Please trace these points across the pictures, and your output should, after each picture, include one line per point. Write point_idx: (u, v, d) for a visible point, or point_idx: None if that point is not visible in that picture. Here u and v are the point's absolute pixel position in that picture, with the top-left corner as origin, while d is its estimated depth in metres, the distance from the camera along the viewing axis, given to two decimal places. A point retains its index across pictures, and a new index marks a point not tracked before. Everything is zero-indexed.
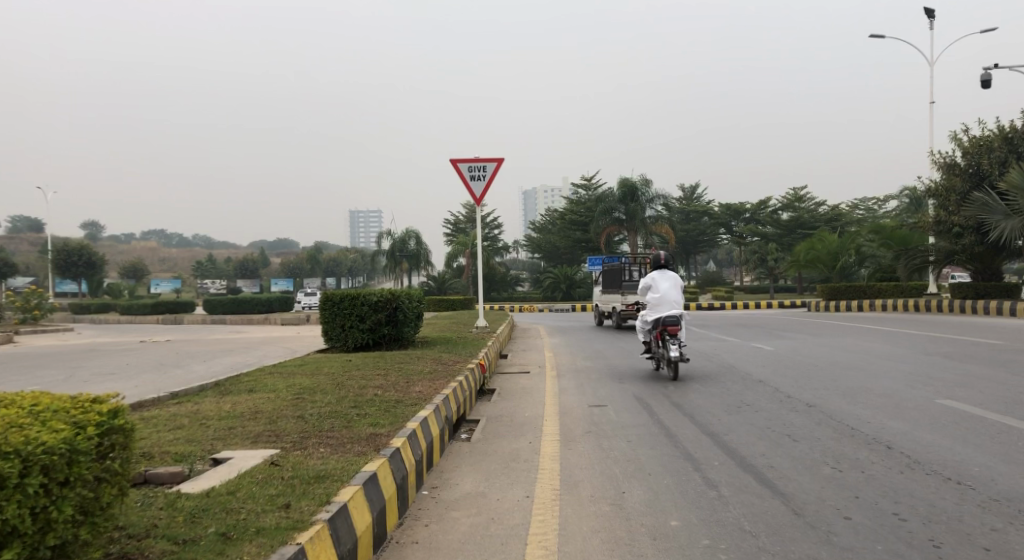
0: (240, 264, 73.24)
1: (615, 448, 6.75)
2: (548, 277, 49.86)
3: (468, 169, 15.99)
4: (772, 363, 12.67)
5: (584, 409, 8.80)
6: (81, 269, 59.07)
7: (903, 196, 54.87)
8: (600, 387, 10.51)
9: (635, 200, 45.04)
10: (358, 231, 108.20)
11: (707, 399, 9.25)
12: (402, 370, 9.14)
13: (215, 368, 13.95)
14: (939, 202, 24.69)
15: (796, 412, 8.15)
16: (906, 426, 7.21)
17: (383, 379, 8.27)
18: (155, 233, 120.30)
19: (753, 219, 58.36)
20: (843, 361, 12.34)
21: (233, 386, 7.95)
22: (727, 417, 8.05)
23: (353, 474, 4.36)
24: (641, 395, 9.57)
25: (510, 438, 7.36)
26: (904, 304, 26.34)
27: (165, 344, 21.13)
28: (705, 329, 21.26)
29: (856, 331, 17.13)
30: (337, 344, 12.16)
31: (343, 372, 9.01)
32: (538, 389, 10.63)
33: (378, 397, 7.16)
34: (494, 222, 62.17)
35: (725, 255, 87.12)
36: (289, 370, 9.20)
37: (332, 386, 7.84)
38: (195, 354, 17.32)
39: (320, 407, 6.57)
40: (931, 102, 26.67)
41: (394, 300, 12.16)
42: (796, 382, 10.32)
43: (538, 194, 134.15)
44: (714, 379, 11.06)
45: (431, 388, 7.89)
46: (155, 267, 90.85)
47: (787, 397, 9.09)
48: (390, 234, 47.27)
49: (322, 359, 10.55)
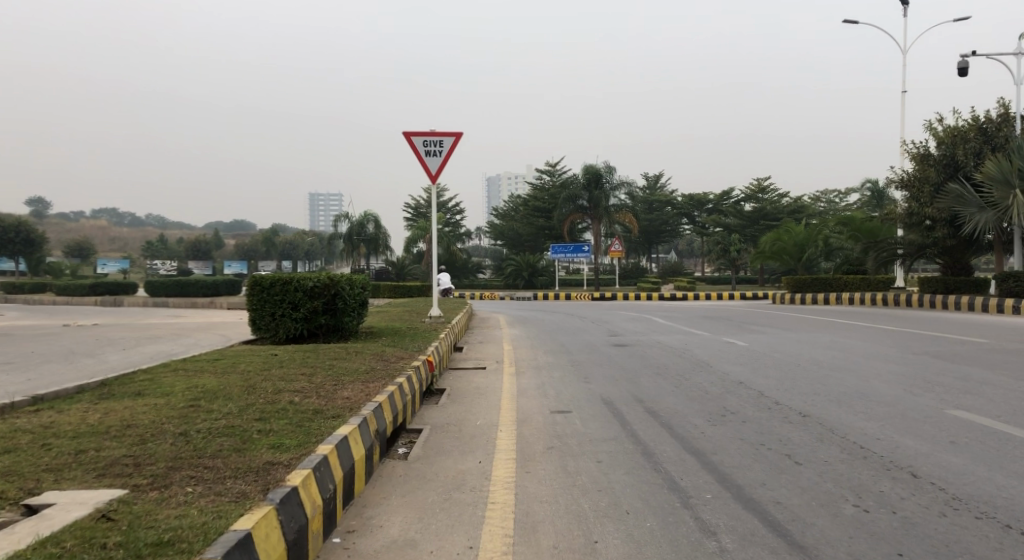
0: (192, 246, 70.40)
1: (584, 472, 5.53)
2: (510, 263, 48.54)
3: (423, 143, 14.60)
4: (749, 361, 11.60)
5: (545, 417, 7.57)
6: (19, 247, 56.01)
7: (864, 189, 54.80)
8: (563, 387, 9.32)
9: (599, 188, 43.77)
10: (318, 214, 106.01)
11: (684, 404, 8.11)
12: (334, 369, 7.78)
13: (134, 358, 12.38)
14: (911, 194, 23.98)
15: (791, 424, 7.03)
16: (924, 444, 6.12)
17: (307, 381, 6.91)
18: (105, 211, 116.10)
19: (716, 209, 57.87)
20: (825, 361, 11.33)
21: (121, 387, 6.50)
22: (711, 430, 6.92)
23: (214, 537, 3.02)
24: (609, 399, 8.38)
25: (457, 456, 6.08)
26: (872, 298, 25.64)
27: (90, 328, 19.39)
28: (671, 320, 20.22)
29: (831, 326, 16.27)
30: (267, 335, 10.73)
31: (261, 371, 7.59)
32: (493, 389, 9.35)
33: (293, 408, 5.77)
34: (456, 207, 60.66)
35: (687, 245, 86.98)
36: (200, 367, 7.76)
37: (242, 392, 6.40)
38: (118, 340, 15.67)
39: (216, 422, 5.20)
40: (903, 91, 25.95)
41: (333, 286, 10.78)
42: (781, 384, 9.29)
43: (501, 180, 133.03)
44: (690, 378, 9.97)
45: (363, 392, 6.55)
46: (104, 247, 87.19)
47: (774, 404, 8.01)
48: (348, 217, 45.69)
49: (245, 353, 9.12)
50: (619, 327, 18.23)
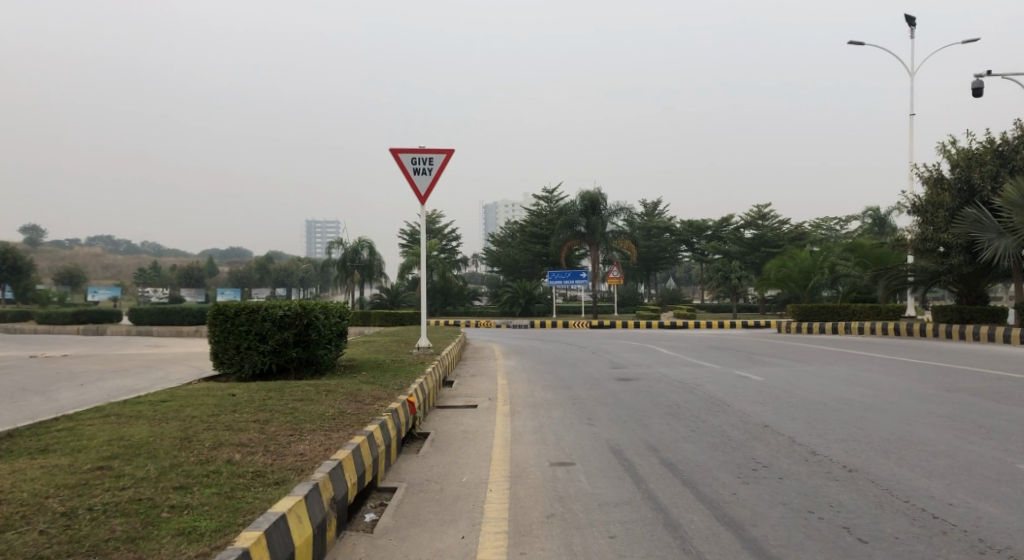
0: (184, 273, 69.20)
1: (593, 553, 4.39)
2: (506, 290, 47.46)
3: (410, 161, 13.55)
4: (770, 399, 10.45)
5: (546, 472, 6.41)
6: (6, 274, 54.75)
7: (864, 216, 54.15)
8: (564, 431, 8.16)
9: (596, 214, 42.86)
10: (315, 241, 105.43)
11: (706, 454, 6.98)
12: (296, 414, 6.61)
13: (87, 396, 11.18)
14: (924, 219, 22.98)
15: (838, 484, 5.88)
16: (1010, 511, 5.00)
17: (259, 432, 5.73)
18: (100, 238, 114.94)
19: (715, 236, 57.23)
20: (855, 399, 10.19)
21: (26, 441, 5.31)
22: (743, 492, 5.78)
23: None
24: (618, 448, 7.23)
25: (435, 528, 4.91)
26: (882, 328, 24.55)
27: (55, 359, 18.15)
28: (675, 350, 19.05)
29: (847, 359, 15.18)
30: (231, 371, 9.57)
31: (209, 416, 6.42)
32: (484, 434, 8.18)
33: (227, 470, 4.58)
34: (451, 234, 59.64)
35: (684, 272, 86.08)
36: (136, 412, 6.56)
37: (172, 446, 5.20)
38: (80, 374, 14.45)
39: (122, 491, 4.05)
40: (912, 113, 25.15)
41: (306, 314, 9.66)
42: (814, 429, 8.15)
43: (498, 208, 132.54)
44: (707, 420, 8.85)
45: (325, 446, 5.39)
46: (97, 273, 85.62)
47: (812, 455, 6.88)
48: (341, 244, 44.93)
49: (200, 393, 7.95)
50: (621, 358, 17.06)
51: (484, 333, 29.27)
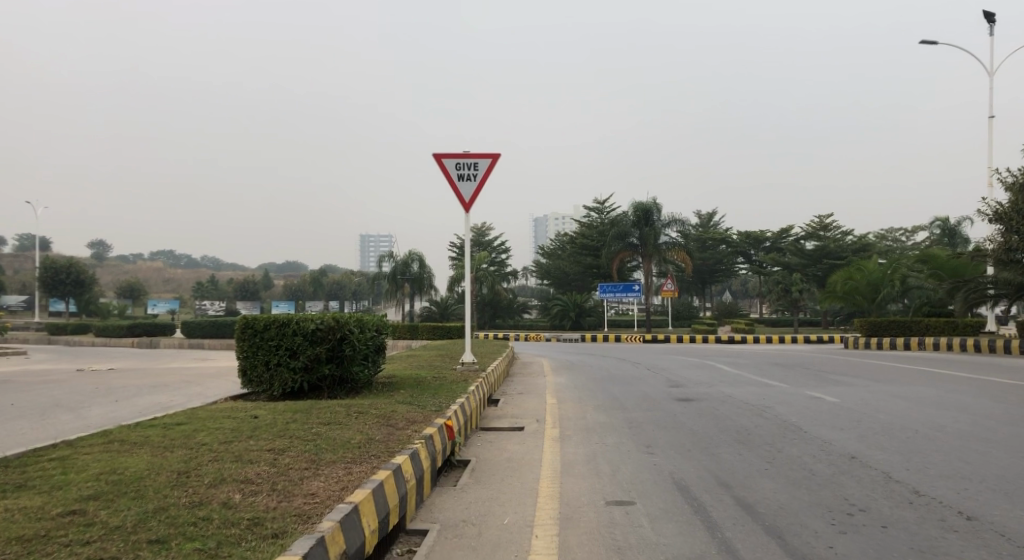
0: (239, 286, 69.91)
1: None
2: (556, 303, 46.55)
3: (455, 166, 12.86)
4: (852, 425, 9.35)
5: (600, 513, 5.55)
6: (69, 287, 55.99)
7: (933, 227, 51.69)
8: (620, 461, 7.26)
9: (649, 225, 41.65)
10: (368, 255, 106.58)
11: (789, 493, 5.99)
12: (318, 443, 5.83)
13: (118, 414, 10.67)
14: (1007, 227, 21.34)
15: (957, 536, 4.87)
16: None
17: (270, 466, 4.96)
18: (162, 252, 117.76)
19: (774, 247, 55.37)
20: (949, 425, 9.03)
21: (5, 474, 4.65)
22: (842, 544, 4.80)
23: None
24: (685, 484, 6.31)
25: None
26: (961, 343, 22.86)
27: (99, 373, 17.91)
28: (736, 367, 17.92)
29: (929, 378, 13.92)
30: (261, 390, 8.95)
31: (221, 443, 5.70)
32: (530, 462, 7.32)
33: (219, 517, 3.82)
34: (501, 246, 59.06)
35: (741, 284, 83.89)
36: (142, 437, 5.89)
37: (167, 481, 4.46)
38: (118, 388, 14.06)
39: (79, 550, 3.30)
40: (992, 115, 23.53)
41: (339, 328, 8.97)
42: (911, 462, 7.09)
43: (549, 220, 131.99)
44: (782, 449, 7.85)
45: (340, 484, 4.59)
46: (158, 286, 87.45)
47: (915, 496, 5.85)
48: (392, 256, 44.79)
49: (221, 414, 7.28)
50: (679, 375, 16.02)
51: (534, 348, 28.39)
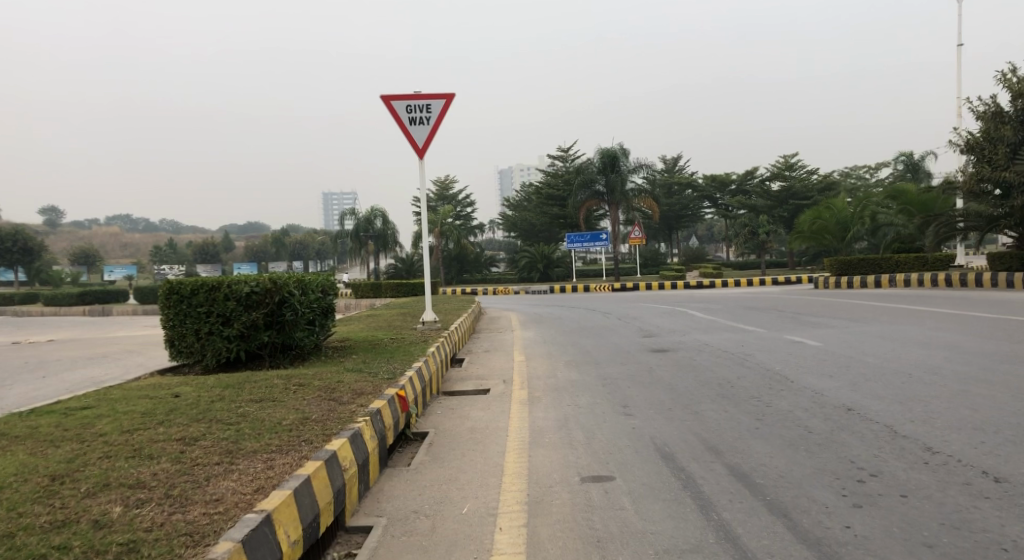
0: (199, 249, 67.62)
1: None
2: (524, 255, 45.76)
3: (405, 109, 11.78)
4: (841, 372, 8.68)
5: (574, 493, 4.76)
6: (17, 256, 53.59)
7: (896, 163, 51.51)
8: (597, 427, 6.47)
9: (615, 171, 40.66)
10: (331, 213, 104.47)
11: (788, 458, 5.27)
12: (239, 429, 4.92)
13: (39, 392, 9.59)
14: (980, 157, 20.76)
15: (990, 504, 4.18)
16: None
17: (173, 463, 4.05)
18: (118, 219, 114.00)
19: (740, 190, 54.90)
20: (945, 368, 8.39)
21: None
22: (860, 523, 4.07)
23: None
24: (670, 451, 5.54)
25: None
26: (932, 278, 22.50)
27: (35, 346, 16.71)
28: (708, 313, 17.30)
29: (908, 316, 13.47)
30: (193, 362, 8.00)
31: (121, 433, 4.75)
32: (495, 432, 6.48)
33: (80, 545, 2.93)
34: (466, 199, 57.87)
35: (707, 230, 83.87)
36: (29, 428, 4.93)
37: (30, 490, 3.53)
38: (49, 363, 12.90)
39: None
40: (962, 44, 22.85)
41: (277, 291, 8.01)
42: (913, 412, 6.43)
43: (514, 172, 130.55)
44: (771, 403, 7.14)
45: (254, 484, 3.71)
46: (116, 253, 84.71)
47: (930, 454, 5.17)
48: (354, 213, 43.45)
49: (137, 394, 6.34)
50: (651, 324, 15.34)
51: (501, 301, 27.61)
